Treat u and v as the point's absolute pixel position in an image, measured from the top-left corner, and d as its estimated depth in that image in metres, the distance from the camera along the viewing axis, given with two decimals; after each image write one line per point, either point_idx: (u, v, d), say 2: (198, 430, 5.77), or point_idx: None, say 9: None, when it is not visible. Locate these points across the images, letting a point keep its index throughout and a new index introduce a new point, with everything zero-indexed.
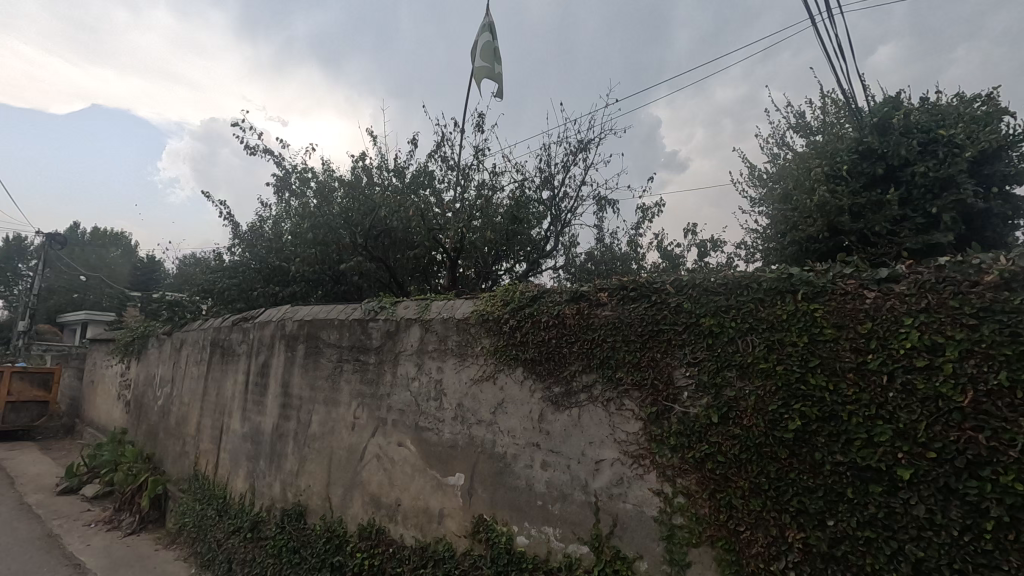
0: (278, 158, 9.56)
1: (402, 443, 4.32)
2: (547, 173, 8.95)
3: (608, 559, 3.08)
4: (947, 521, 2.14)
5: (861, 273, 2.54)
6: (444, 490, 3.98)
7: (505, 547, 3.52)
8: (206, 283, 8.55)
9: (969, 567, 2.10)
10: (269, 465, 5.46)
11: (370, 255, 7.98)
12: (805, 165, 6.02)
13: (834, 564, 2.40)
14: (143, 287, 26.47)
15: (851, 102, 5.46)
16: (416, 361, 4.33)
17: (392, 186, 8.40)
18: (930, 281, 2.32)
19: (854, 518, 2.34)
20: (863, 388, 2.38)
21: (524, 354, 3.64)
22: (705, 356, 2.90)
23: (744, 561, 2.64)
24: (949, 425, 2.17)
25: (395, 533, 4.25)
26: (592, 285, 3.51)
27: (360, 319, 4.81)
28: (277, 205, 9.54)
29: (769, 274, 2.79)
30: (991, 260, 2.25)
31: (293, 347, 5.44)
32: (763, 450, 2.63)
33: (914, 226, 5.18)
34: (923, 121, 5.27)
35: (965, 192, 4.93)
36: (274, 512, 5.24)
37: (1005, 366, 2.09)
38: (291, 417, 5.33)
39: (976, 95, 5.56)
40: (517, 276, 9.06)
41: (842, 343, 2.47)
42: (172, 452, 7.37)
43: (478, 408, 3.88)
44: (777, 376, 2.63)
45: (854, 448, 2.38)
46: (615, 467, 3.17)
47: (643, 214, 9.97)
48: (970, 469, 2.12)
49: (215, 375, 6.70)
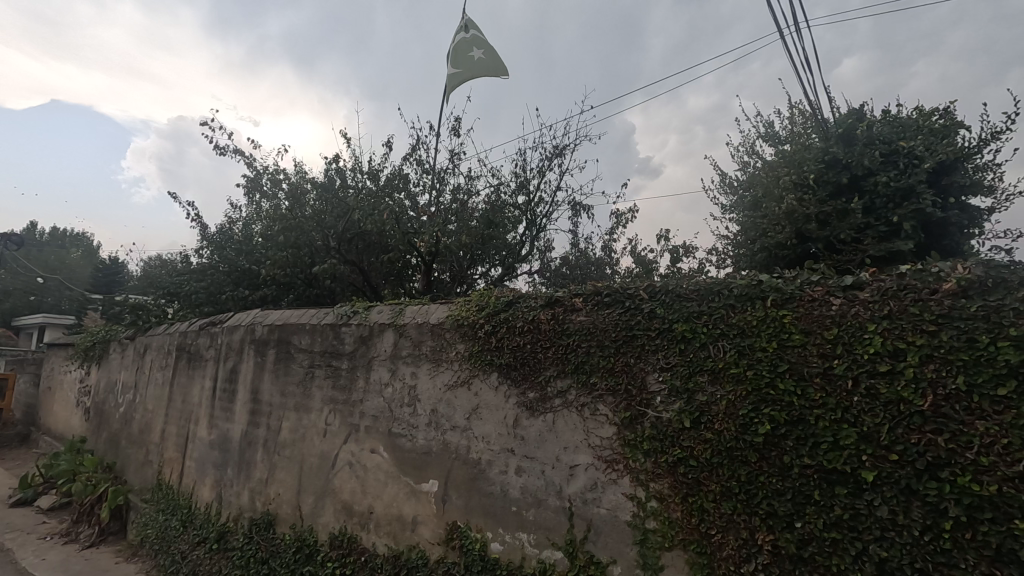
0: (248, 158, 9.34)
1: (375, 450, 4.26)
2: (522, 177, 8.97)
3: (583, 564, 3.09)
4: (909, 522, 2.21)
5: (828, 280, 2.61)
6: (418, 497, 3.94)
7: (479, 554, 3.49)
8: (173, 286, 8.32)
9: (929, 566, 2.16)
10: (238, 474, 5.33)
11: (344, 257, 7.80)
12: (773, 174, 6.18)
13: (802, 565, 2.44)
14: (106, 289, 25.66)
15: (818, 114, 5.63)
16: (390, 367, 4.28)
17: (367, 189, 8.30)
18: (893, 288, 2.40)
19: (822, 520, 2.39)
20: (829, 393, 2.45)
21: (499, 359, 3.63)
22: (677, 362, 2.93)
23: (716, 564, 2.67)
24: (911, 429, 2.24)
25: (367, 541, 4.18)
26: (567, 291, 3.53)
27: (333, 324, 4.74)
28: (247, 206, 9.33)
29: (739, 280, 2.84)
30: (950, 268, 2.34)
31: (263, 352, 5.32)
32: (734, 454, 2.67)
33: (877, 234, 5.33)
34: (885, 133, 5.48)
35: (925, 201, 5.11)
36: (242, 521, 5.11)
37: (962, 371, 2.17)
38: (260, 424, 5.20)
39: (935, 108, 5.79)
40: (492, 280, 9.05)
41: (810, 349, 2.54)
42: (135, 461, 7.12)
43: (453, 414, 3.86)
44: (747, 381, 2.68)
45: (821, 451, 2.43)
46: (589, 472, 3.18)
47: (617, 220, 10.08)
48: (930, 470, 2.19)
49: (181, 380, 6.51)
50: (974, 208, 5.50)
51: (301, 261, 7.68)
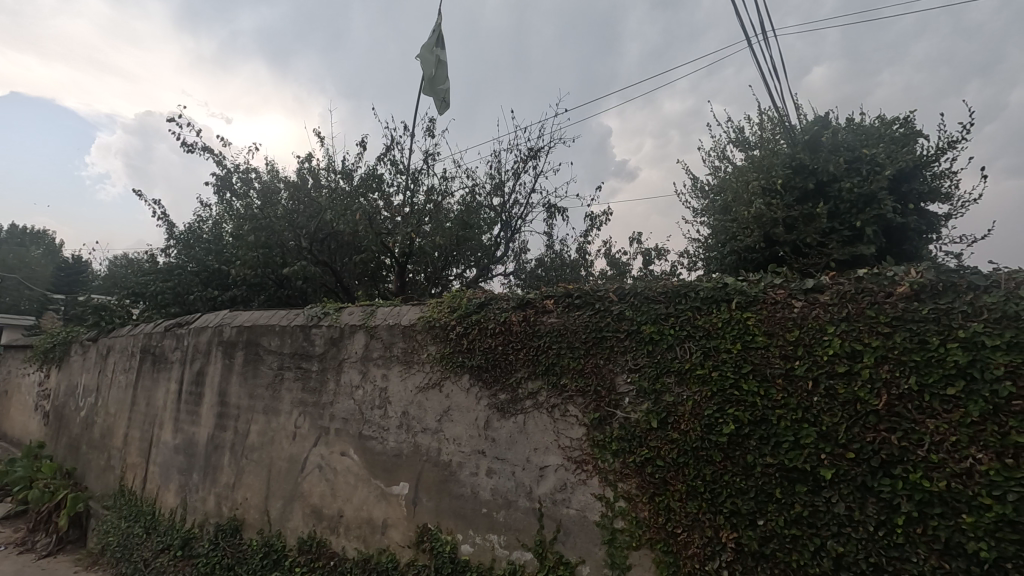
0: (218, 157, 9.10)
1: (345, 453, 4.22)
2: (498, 179, 8.97)
3: (552, 565, 3.11)
4: (865, 517, 2.28)
5: (790, 283, 2.68)
6: (388, 500, 3.90)
7: (449, 556, 3.48)
8: (139, 286, 8.10)
9: (883, 560, 2.24)
10: (203, 478, 5.21)
11: (316, 258, 7.81)
12: (742, 179, 6.31)
13: (764, 561, 2.50)
14: (68, 288, 24.88)
15: (785, 120, 5.78)
16: (361, 369, 4.24)
17: (340, 189, 8.20)
18: (851, 291, 2.47)
19: (782, 517, 2.46)
20: (790, 393, 2.52)
21: (470, 361, 3.63)
22: (645, 363, 2.98)
23: (681, 562, 2.72)
24: (867, 427, 2.32)
25: (336, 545, 4.13)
26: (538, 293, 3.54)
27: (303, 326, 4.68)
28: (217, 205, 9.12)
29: (705, 283, 2.90)
30: (903, 272, 2.42)
31: (231, 354, 5.22)
32: (699, 453, 2.72)
33: (841, 238, 5.49)
34: (849, 141, 5.65)
35: (886, 208, 5.28)
36: (207, 527, 5.00)
37: (914, 371, 2.25)
38: (227, 428, 5.10)
39: (896, 117, 5.99)
40: (467, 281, 9.05)
41: (772, 350, 2.61)
42: (96, 466, 6.90)
43: (424, 415, 3.84)
44: (712, 381, 2.74)
45: (783, 450, 2.49)
46: (559, 473, 3.20)
47: (591, 223, 10.16)
48: (885, 468, 2.27)
49: (146, 383, 6.33)
50: (932, 214, 5.71)
51: (272, 261, 7.54)
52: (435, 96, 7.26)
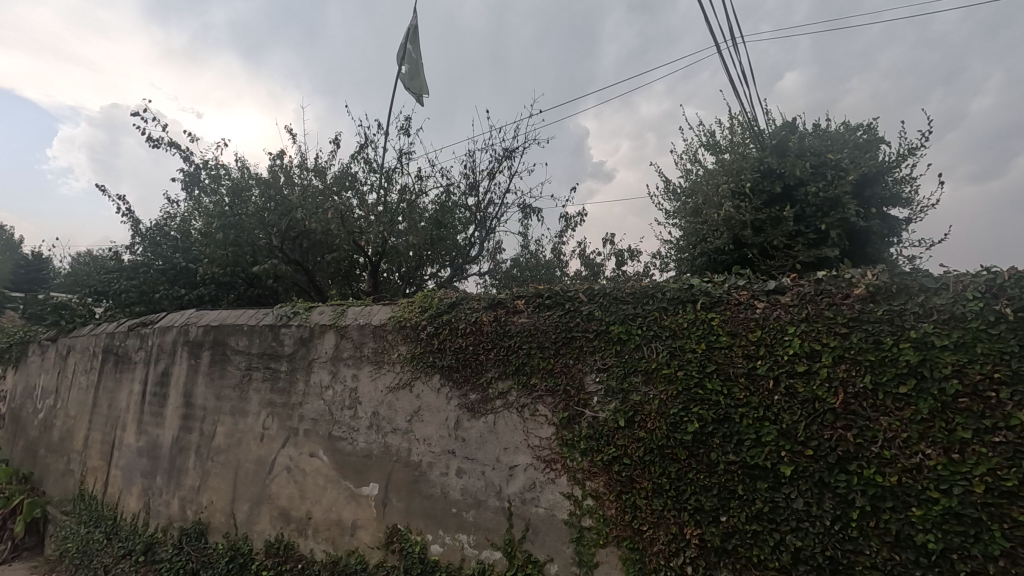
0: (185, 152, 8.85)
1: (315, 454, 4.16)
2: (473, 179, 8.95)
3: (520, 563, 3.13)
4: (822, 512, 2.35)
5: (752, 285, 2.75)
6: (358, 500, 3.87)
7: (419, 557, 3.47)
8: (102, 284, 7.85)
9: (838, 554, 2.31)
10: (168, 482, 5.09)
11: (287, 257, 7.68)
12: (713, 182, 6.43)
13: (726, 556, 2.56)
14: (28, 287, 24.07)
15: (754, 125, 5.90)
16: (330, 369, 4.19)
17: (312, 187, 8.08)
18: (810, 293, 2.55)
19: (743, 513, 2.52)
20: (752, 392, 2.58)
21: (441, 361, 3.63)
22: (613, 363, 3.02)
23: (647, 559, 2.76)
24: (824, 425, 2.39)
25: (305, 548, 4.08)
26: (509, 293, 3.56)
27: (272, 325, 4.60)
28: (184, 202, 8.89)
29: (672, 284, 2.95)
30: (860, 274, 2.50)
31: (197, 354, 5.11)
32: (665, 452, 2.77)
33: (806, 241, 5.63)
34: (815, 146, 5.81)
35: (849, 211, 5.43)
36: (171, 532, 4.88)
37: (869, 370, 2.33)
38: (193, 430, 4.99)
39: (860, 124, 6.20)
40: (442, 281, 9.04)
41: (735, 350, 2.67)
42: (55, 471, 6.68)
43: (394, 416, 3.82)
44: (678, 380, 2.79)
45: (745, 448, 2.56)
46: (528, 472, 3.22)
47: (566, 223, 10.22)
48: (841, 464, 2.35)
49: (108, 384, 6.15)
50: (893, 218, 5.90)
51: (242, 260, 7.38)
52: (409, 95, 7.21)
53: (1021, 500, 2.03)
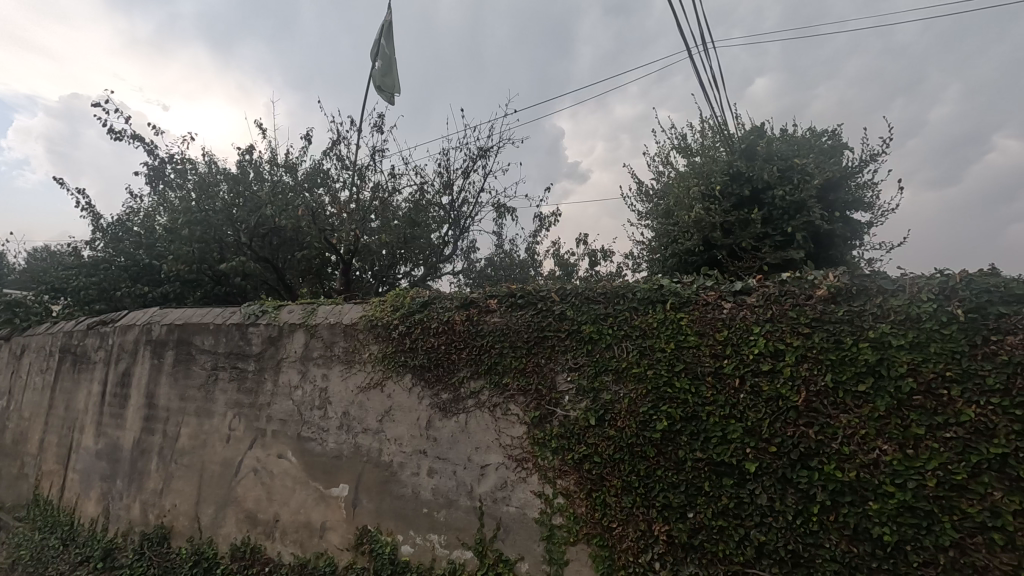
0: (150, 146, 8.57)
1: (283, 455, 4.09)
2: (447, 177, 8.90)
3: (491, 563, 3.13)
4: (785, 507, 2.41)
5: (720, 285, 2.81)
6: (327, 502, 3.82)
7: (389, 557, 3.45)
8: (59, 281, 7.55)
9: (800, 548, 2.37)
10: (128, 485, 4.93)
11: (256, 254, 7.52)
12: (684, 185, 6.54)
13: (693, 552, 2.61)
14: None
15: (724, 129, 6.02)
16: (300, 369, 4.13)
17: (283, 183, 7.93)
18: (775, 293, 2.62)
19: (710, 509, 2.57)
20: (719, 390, 2.64)
21: (413, 361, 3.61)
22: (584, 362, 3.04)
23: (616, 556, 2.79)
24: (788, 422, 2.46)
25: (272, 550, 4.00)
26: (482, 292, 3.55)
27: (239, 324, 4.50)
28: (148, 196, 8.62)
29: (643, 284, 2.99)
30: (822, 276, 2.57)
31: (160, 354, 4.96)
32: (634, 450, 2.80)
33: (773, 243, 5.77)
34: (782, 151, 5.96)
35: (814, 214, 5.58)
36: (132, 537, 4.73)
37: (830, 369, 2.41)
38: (156, 431, 4.84)
39: (825, 130, 6.39)
40: (415, 280, 8.97)
41: (703, 349, 2.72)
42: (8, 475, 6.39)
43: (365, 416, 3.78)
44: (647, 379, 2.83)
45: (711, 445, 2.61)
46: (499, 471, 3.22)
47: (541, 223, 10.26)
48: (803, 460, 2.41)
49: (65, 385, 5.92)
50: (855, 221, 6.09)
51: (208, 256, 7.18)
52: (383, 92, 7.13)
53: (969, 492, 2.13)
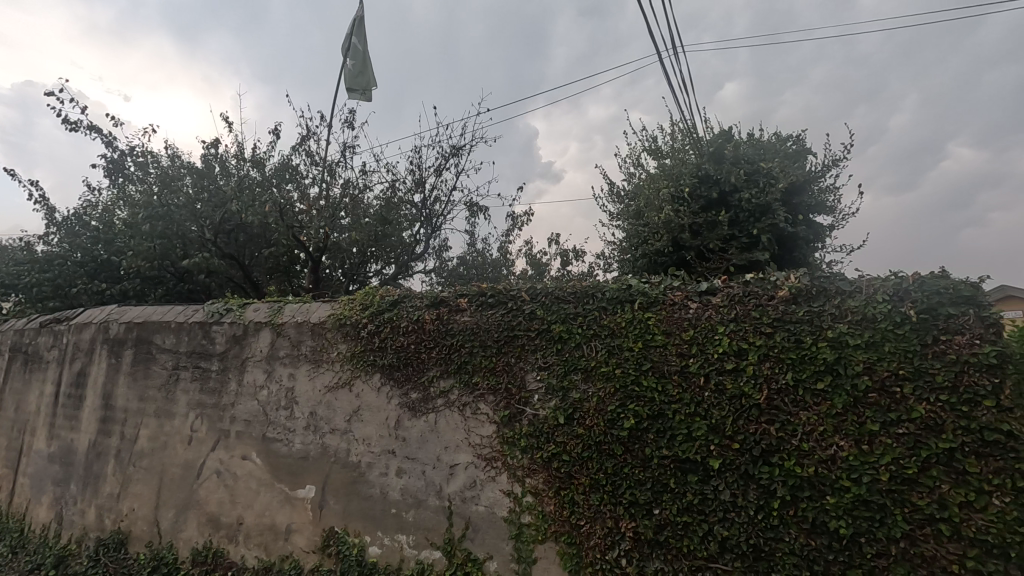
0: (108, 138, 8.26)
1: (247, 456, 4.00)
2: (419, 175, 8.83)
3: (460, 562, 3.13)
4: (747, 502, 2.48)
5: (687, 285, 2.86)
6: (293, 504, 3.75)
7: (356, 559, 3.40)
8: (10, 277, 7.22)
9: (761, 542, 2.44)
10: (83, 489, 4.75)
11: (221, 251, 7.32)
12: (654, 187, 6.63)
13: (659, 548, 2.65)
14: None
15: (693, 132, 6.12)
16: (265, 368, 4.04)
17: (250, 178, 7.74)
18: (739, 294, 2.68)
19: (675, 505, 2.62)
20: (685, 389, 2.68)
21: (382, 360, 3.57)
22: (554, 361, 3.05)
23: (584, 553, 2.82)
24: (750, 420, 2.52)
25: (235, 554, 3.91)
26: (452, 291, 3.53)
27: (202, 322, 4.38)
28: (107, 190, 8.31)
29: (612, 283, 3.03)
30: (784, 277, 2.64)
31: (118, 353, 4.79)
32: (602, 447, 2.83)
33: (739, 245, 5.90)
34: (749, 155, 6.09)
35: (779, 217, 5.73)
36: (87, 543, 4.56)
37: (791, 368, 2.47)
38: (113, 433, 4.67)
39: (790, 135, 6.56)
40: (386, 278, 8.89)
41: (670, 348, 2.77)
42: None
43: (333, 416, 3.72)
44: (615, 378, 2.86)
45: (677, 442, 2.66)
46: (468, 470, 3.22)
47: (513, 222, 10.26)
48: (764, 456, 2.48)
49: (16, 385, 5.66)
50: (818, 224, 6.27)
51: (171, 253, 6.96)
52: (355, 89, 7.04)
53: (919, 486, 2.22)
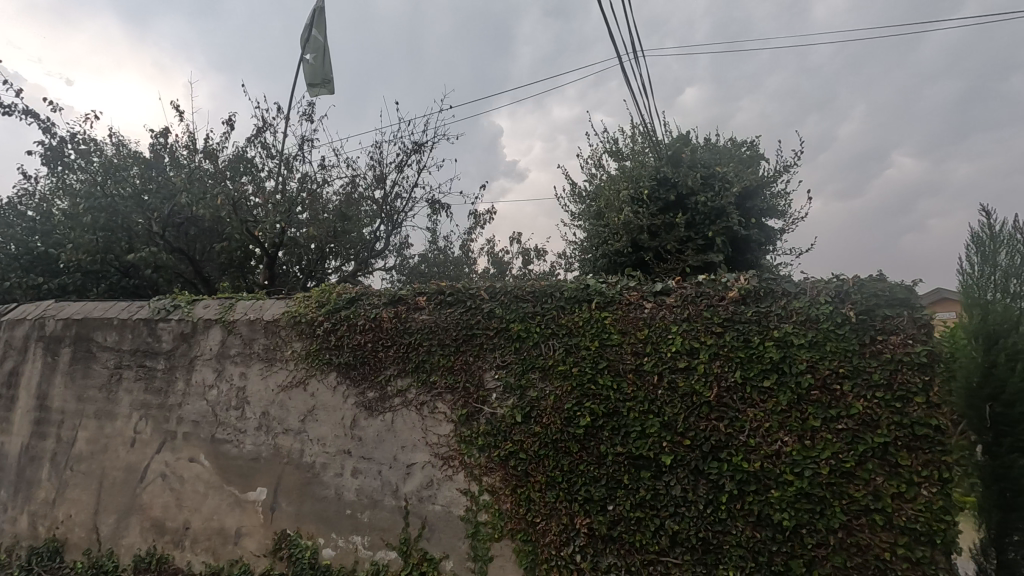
0: (46, 123, 7.80)
1: (195, 458, 3.86)
2: (380, 170, 8.69)
3: (416, 562, 3.11)
4: (697, 497, 2.55)
5: (642, 285, 2.92)
6: (244, 507, 3.64)
7: (310, 562, 3.34)
8: None
9: (709, 535, 2.52)
10: (14, 496, 4.48)
11: (170, 245, 7.03)
12: (615, 188, 6.73)
13: (612, 542, 2.70)
14: None
15: (652, 135, 6.25)
16: (215, 367, 3.90)
17: (201, 170, 7.45)
18: (691, 294, 2.75)
19: (628, 501, 2.67)
20: (639, 387, 2.74)
21: (338, 359, 3.50)
22: (512, 360, 3.06)
23: (539, 550, 2.84)
24: (700, 417, 2.60)
25: (181, 560, 3.77)
26: (411, 289, 3.49)
27: (147, 320, 4.19)
28: (45, 178, 7.84)
29: (570, 283, 3.05)
30: (735, 278, 2.72)
31: (55, 351, 4.54)
32: (559, 445, 2.86)
33: (694, 246, 6.06)
34: (705, 159, 6.25)
35: (732, 220, 5.91)
36: (18, 552, 4.30)
37: (739, 366, 2.56)
38: (48, 436, 4.42)
39: (744, 141, 6.77)
40: (344, 275, 8.72)
41: (625, 347, 2.82)
42: None
43: (286, 416, 3.63)
44: (572, 376, 2.90)
45: (631, 439, 2.71)
46: (425, 469, 3.20)
47: (475, 221, 10.23)
48: (713, 452, 2.56)
49: None
50: (769, 228, 6.50)
51: (115, 246, 6.64)
52: (313, 82, 6.86)
53: (856, 479, 2.34)
